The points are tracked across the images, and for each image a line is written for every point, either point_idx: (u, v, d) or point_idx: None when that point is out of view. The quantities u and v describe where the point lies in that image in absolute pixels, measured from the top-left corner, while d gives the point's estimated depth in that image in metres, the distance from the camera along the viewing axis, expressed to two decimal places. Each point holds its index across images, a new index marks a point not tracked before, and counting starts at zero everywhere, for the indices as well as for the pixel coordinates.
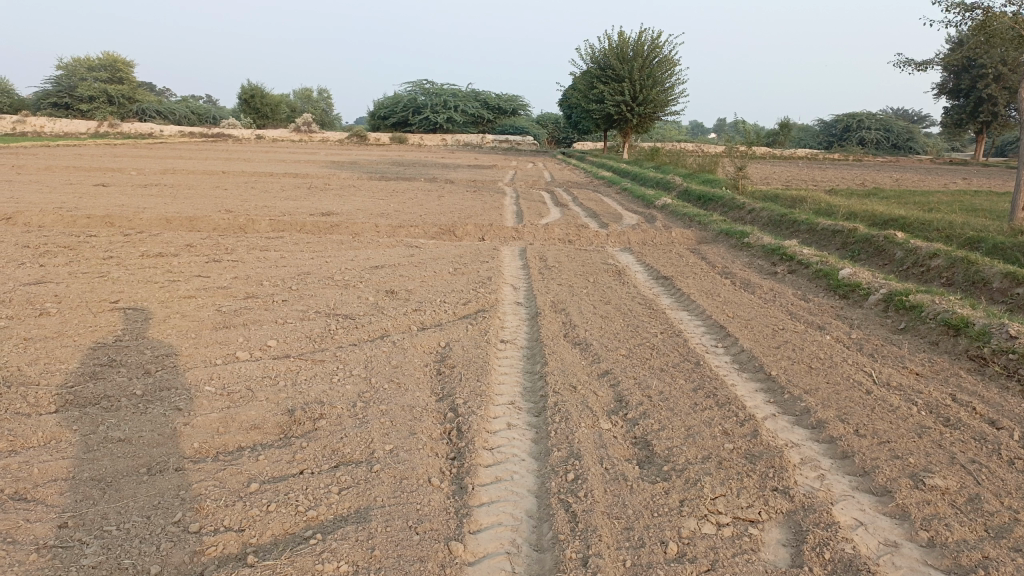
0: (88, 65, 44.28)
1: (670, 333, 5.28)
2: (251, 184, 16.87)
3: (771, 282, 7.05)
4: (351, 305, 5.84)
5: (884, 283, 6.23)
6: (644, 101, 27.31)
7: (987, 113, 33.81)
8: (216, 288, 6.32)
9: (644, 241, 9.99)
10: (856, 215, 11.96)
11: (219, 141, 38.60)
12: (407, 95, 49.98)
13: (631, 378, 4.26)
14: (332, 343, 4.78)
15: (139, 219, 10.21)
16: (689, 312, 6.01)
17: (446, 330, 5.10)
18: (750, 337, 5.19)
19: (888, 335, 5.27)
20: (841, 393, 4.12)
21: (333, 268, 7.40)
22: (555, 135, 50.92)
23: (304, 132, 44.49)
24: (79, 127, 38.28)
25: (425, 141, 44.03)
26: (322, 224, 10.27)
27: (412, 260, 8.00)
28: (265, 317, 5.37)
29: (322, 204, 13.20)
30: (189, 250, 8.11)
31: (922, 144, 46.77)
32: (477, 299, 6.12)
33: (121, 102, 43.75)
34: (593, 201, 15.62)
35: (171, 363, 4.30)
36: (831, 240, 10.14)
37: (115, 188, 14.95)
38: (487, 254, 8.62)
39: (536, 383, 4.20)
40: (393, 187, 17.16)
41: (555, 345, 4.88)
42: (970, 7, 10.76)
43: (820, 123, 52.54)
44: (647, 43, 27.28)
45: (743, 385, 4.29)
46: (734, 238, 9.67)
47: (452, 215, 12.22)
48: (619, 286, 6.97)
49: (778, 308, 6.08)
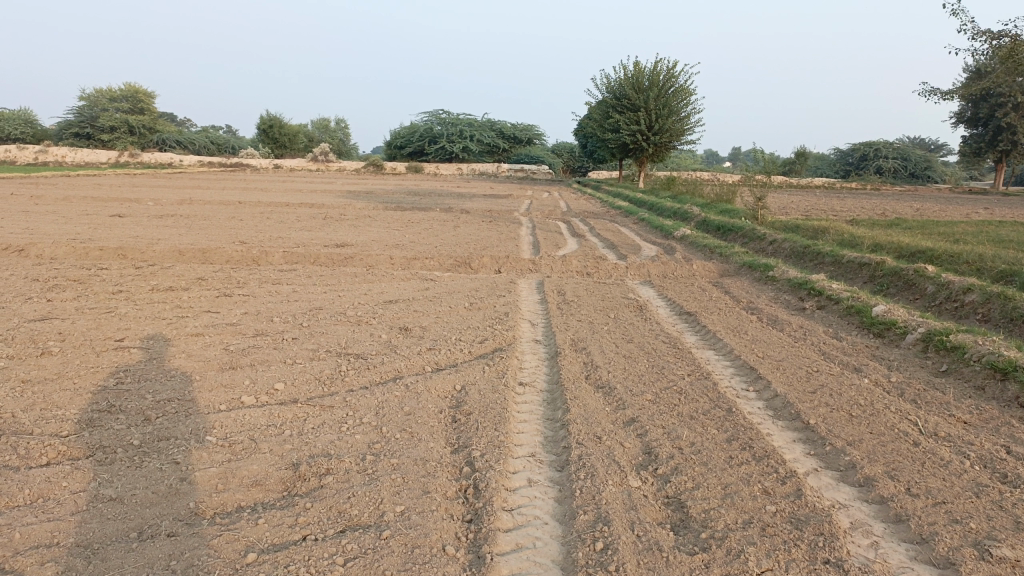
0: (110, 95, 44.92)
1: (697, 375, 5.01)
2: (266, 215, 16.82)
3: (799, 318, 6.77)
4: (363, 343, 5.62)
5: (921, 321, 5.93)
6: (660, 130, 27.19)
7: (1007, 142, 33.43)
8: (225, 324, 6.14)
9: (664, 274, 9.73)
10: (882, 246, 11.65)
11: (237, 171, 38.90)
12: (423, 125, 50.27)
13: (659, 426, 3.99)
14: (343, 387, 4.55)
15: (152, 250, 10.11)
16: (716, 351, 5.73)
17: (462, 372, 4.85)
18: (782, 380, 4.90)
19: (930, 379, 4.97)
20: (887, 445, 3.82)
21: (346, 303, 7.21)
22: (571, 164, 50.97)
23: (321, 162, 44.78)
24: (100, 157, 38.76)
25: (440, 171, 44.15)
26: (336, 256, 10.11)
27: (427, 294, 7.80)
28: (274, 356, 5.16)
29: (337, 235, 13.07)
30: (200, 284, 7.96)
31: (941, 172, 46.32)
32: (493, 337, 5.88)
33: (141, 133, 44.32)
34: (610, 232, 15.41)
35: (172, 410, 4.08)
36: (858, 273, 9.83)
37: (131, 219, 14.93)
38: (503, 287, 8.40)
39: (557, 432, 3.94)
40: (408, 218, 17.03)
41: (577, 389, 4.62)
42: (997, 35, 10.51)
43: (837, 152, 52.27)
44: (663, 73, 27.22)
45: (779, 435, 4.00)
46: (758, 271, 9.40)
47: (468, 246, 12.04)
48: (640, 322, 6.71)
49: (809, 347, 5.79)
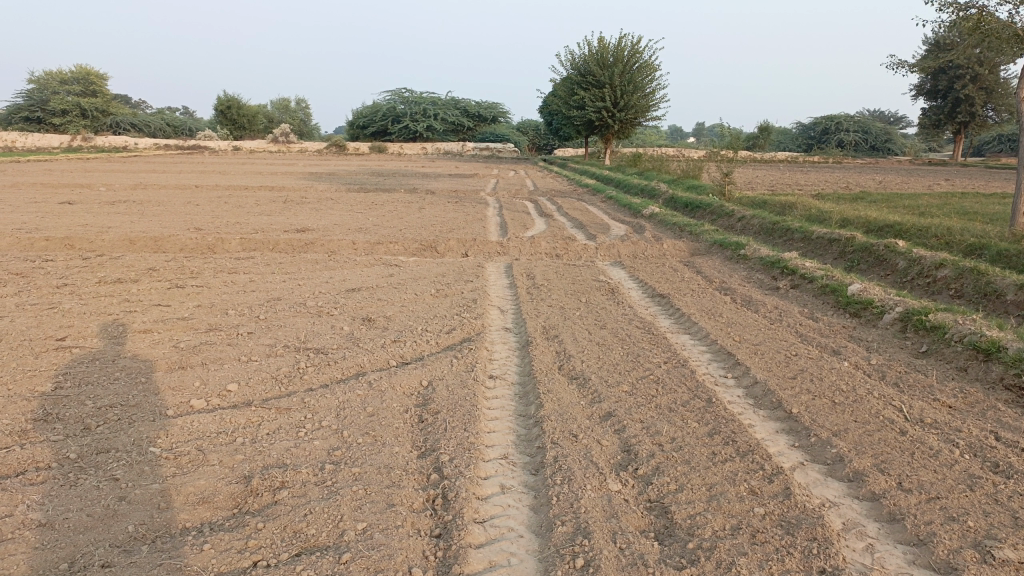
0: (60, 78, 43.18)
1: (675, 363, 4.82)
2: (225, 199, 16.28)
3: (774, 299, 6.63)
4: (323, 336, 5.33)
5: (897, 300, 5.82)
6: (625, 106, 26.97)
7: (965, 113, 33.86)
8: (177, 319, 5.80)
9: (635, 254, 9.54)
10: (850, 221, 11.61)
11: (195, 154, 37.88)
12: (386, 104, 49.43)
13: (637, 421, 3.78)
14: (301, 386, 4.27)
15: (101, 240, 9.64)
16: (692, 337, 5.55)
17: (428, 365, 4.60)
18: (762, 365, 4.73)
19: (912, 361, 4.85)
20: (874, 434, 3.67)
21: (306, 292, 6.90)
22: (536, 142, 50.61)
23: (282, 143, 43.82)
24: (51, 142, 37.48)
25: (404, 150, 43.52)
26: (296, 242, 9.75)
27: (391, 280, 7.51)
28: (228, 353, 4.86)
29: (299, 219, 12.65)
30: (151, 275, 7.57)
31: (900, 145, 46.89)
32: (461, 326, 5.63)
33: (94, 116, 42.90)
34: (577, 211, 15.20)
35: (114, 417, 3.77)
36: (828, 249, 9.75)
37: (81, 207, 14.33)
38: (470, 271, 8.14)
39: (531, 431, 3.71)
40: (372, 200, 16.62)
41: (550, 381, 4.40)
42: (964, 6, 10.43)
43: (799, 126, 52.65)
44: (627, 48, 26.94)
45: (763, 427, 3.82)
46: (729, 250, 9.26)
47: (433, 228, 11.74)
48: (613, 306, 6.50)
49: (786, 329, 5.64)
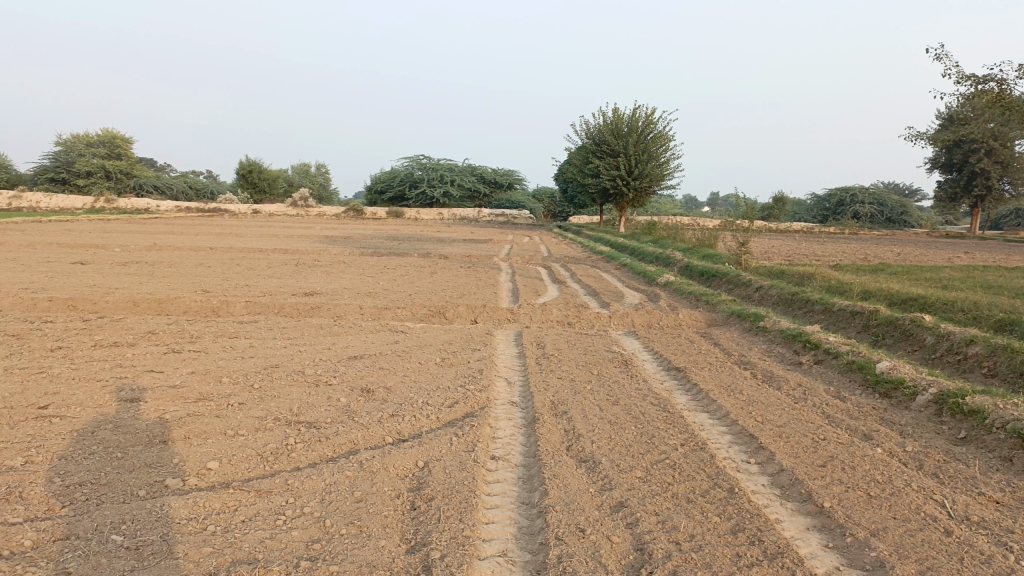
0: (87, 141, 43.90)
1: (692, 445, 4.46)
2: (236, 261, 16.21)
3: (796, 375, 6.28)
4: (318, 408, 5.03)
5: (930, 380, 5.46)
6: (640, 175, 27.06)
7: (981, 187, 33.72)
8: (167, 387, 5.53)
9: (649, 324, 9.23)
10: (872, 293, 11.27)
11: (214, 216, 38.32)
12: (403, 170, 50.10)
13: (652, 513, 3.43)
14: (288, 465, 3.96)
15: (105, 301, 9.47)
16: (710, 415, 5.20)
17: (427, 444, 4.27)
18: (787, 450, 4.37)
19: (950, 448, 4.47)
20: (916, 535, 3.29)
21: (306, 359, 6.62)
22: (552, 210, 50.92)
23: (300, 207, 44.30)
24: (74, 203, 38.07)
25: (420, 216, 43.83)
26: (302, 306, 9.54)
27: (396, 348, 7.24)
28: (215, 426, 4.56)
29: (308, 283, 12.48)
30: (149, 339, 7.35)
31: (917, 217, 46.71)
32: (464, 400, 5.32)
33: (118, 178, 43.66)
34: (591, 278, 14.98)
35: (80, 497, 3.47)
36: (851, 322, 9.40)
37: (92, 267, 14.27)
38: (479, 339, 7.87)
39: (534, 523, 3.37)
40: (384, 264, 16.48)
41: (556, 464, 4.06)
42: (983, 79, 10.30)
43: (814, 197, 52.72)
44: (642, 118, 27.21)
45: (791, 523, 3.46)
46: (747, 321, 8.94)
47: (443, 294, 11.52)
48: (626, 380, 6.17)
49: (811, 409, 5.29)
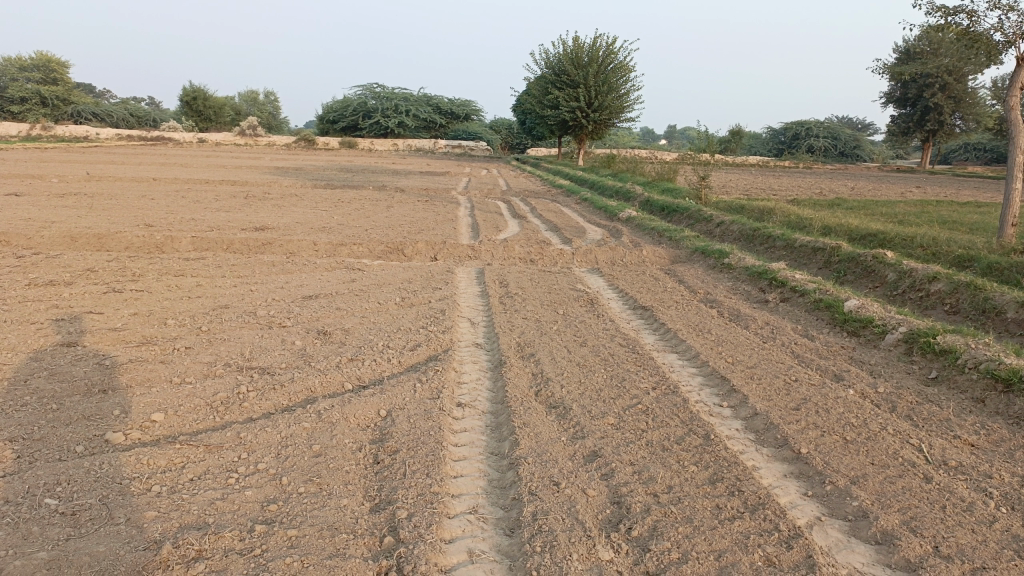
0: (19, 65, 41.52)
1: (664, 389, 4.32)
2: (182, 194, 15.49)
3: (764, 313, 6.20)
4: (270, 352, 4.74)
5: (900, 319, 5.41)
6: (600, 106, 26.57)
7: (933, 122, 33.97)
8: (108, 330, 5.17)
9: (613, 261, 9.06)
10: (832, 229, 11.26)
11: (159, 145, 36.69)
12: (356, 98, 48.49)
13: (627, 463, 3.29)
14: (240, 416, 3.71)
15: (40, 236, 8.90)
16: (679, 356, 5.07)
17: (388, 391, 4.04)
18: (759, 393, 4.26)
19: (922, 389, 4.42)
20: (896, 482, 3.21)
21: (257, 299, 6.29)
22: (510, 142, 50.13)
23: (249, 137, 42.71)
24: (9, 130, 36.03)
25: (375, 147, 42.68)
26: (253, 241, 9.11)
27: (353, 287, 6.95)
28: (159, 373, 4.26)
29: (259, 217, 11.97)
30: (88, 278, 6.91)
31: (869, 151, 47.21)
32: (426, 342, 5.08)
33: (55, 104, 41.23)
34: (552, 212, 14.72)
35: (10, 455, 3.18)
36: (813, 258, 9.37)
37: (27, 200, 13.46)
38: (439, 277, 7.61)
39: (504, 476, 3.20)
40: (338, 197, 15.93)
41: (526, 411, 3.88)
42: (953, 11, 10.09)
43: (769, 131, 52.80)
44: (602, 48, 26.56)
45: (769, 471, 3.35)
46: (711, 258, 8.82)
47: (401, 229, 11.16)
48: (593, 320, 6.00)
49: (781, 349, 5.20)
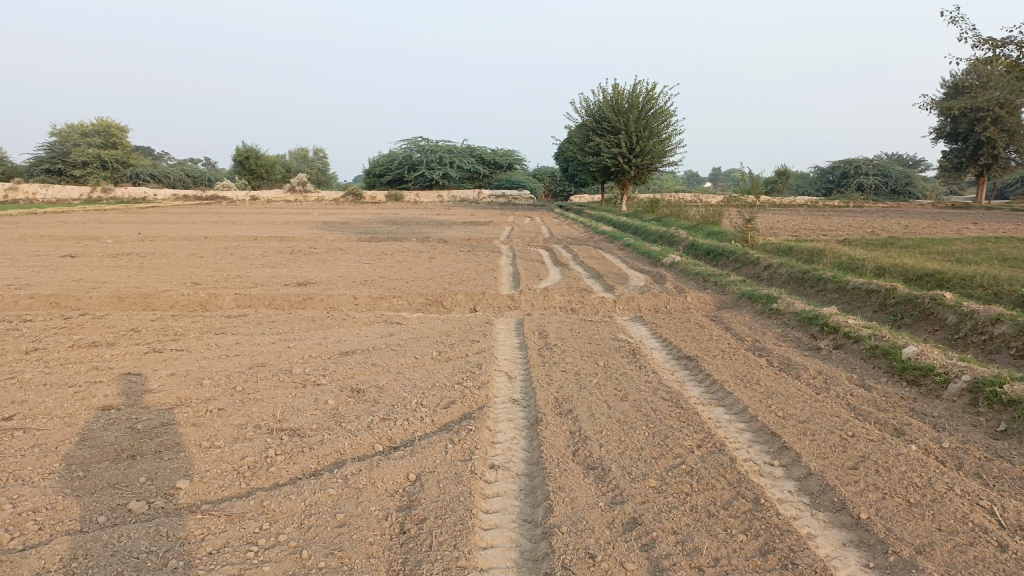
0: (82, 130, 43.69)
1: (709, 447, 4.08)
2: (230, 251, 15.80)
3: (816, 362, 5.90)
4: (302, 412, 4.65)
5: (963, 366, 5.08)
6: (642, 152, 26.54)
7: (987, 156, 33.07)
8: (143, 393, 5.16)
9: (657, 308, 8.84)
10: (885, 269, 10.85)
11: (212, 203, 37.81)
12: (401, 152, 49.47)
13: (669, 532, 3.06)
14: (266, 482, 3.60)
15: (88, 297, 9.09)
16: (726, 410, 4.82)
17: (418, 453, 3.89)
18: (813, 451, 3.99)
19: (991, 443, 4.09)
20: (967, 552, 2.92)
21: (293, 357, 6.25)
22: (553, 189, 50.43)
23: (299, 192, 43.79)
24: (72, 193, 37.61)
25: (420, 198, 43.31)
26: (294, 297, 9.16)
27: (391, 341, 6.87)
28: (189, 437, 4.19)
29: (302, 272, 12.09)
30: (130, 338, 6.99)
31: (922, 188, 46.14)
32: (461, 399, 4.93)
33: (114, 167, 43.00)
34: (594, 259, 14.59)
35: (31, 526, 3.10)
36: (867, 301, 9.00)
37: (81, 260, 13.87)
38: (478, 329, 7.50)
39: (537, 547, 3.01)
40: (381, 250, 16.06)
41: (562, 473, 3.68)
42: (1001, 43, 9.80)
43: (816, 170, 52.08)
44: (643, 94, 26.66)
45: (826, 539, 3.09)
46: (758, 303, 8.53)
47: (441, 280, 11.13)
48: (634, 372, 5.79)
49: (835, 401, 4.91)
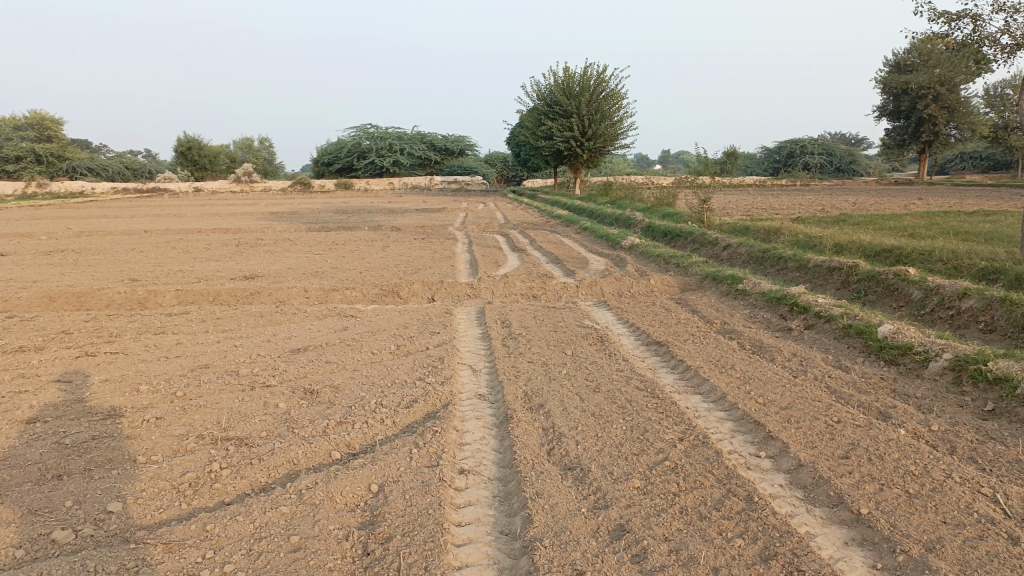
0: (13, 123, 41.21)
1: (692, 440, 3.82)
2: (173, 244, 15.10)
3: (789, 344, 5.72)
4: (250, 418, 4.26)
5: (943, 344, 4.94)
6: (594, 135, 26.33)
7: (929, 133, 33.71)
8: (73, 402, 4.69)
9: (621, 293, 8.60)
10: (844, 246, 10.81)
11: (155, 197, 36.54)
12: (350, 140, 48.45)
13: (661, 540, 2.80)
14: (210, 501, 3.22)
15: (16, 298, 8.46)
16: (703, 398, 4.58)
17: (380, 460, 3.55)
18: (801, 440, 3.77)
19: (981, 424, 3.94)
20: (979, 547, 2.72)
21: (240, 356, 5.83)
22: (506, 175, 50.17)
23: (245, 183, 42.56)
24: (5, 189, 35.89)
25: (371, 186, 42.51)
26: (241, 291, 8.68)
27: (345, 336, 6.48)
28: (122, 453, 3.78)
29: (249, 264, 11.56)
30: (62, 341, 6.48)
31: (865, 165, 47.07)
32: (424, 397, 4.59)
33: (49, 161, 41.12)
34: (552, 244, 14.32)
35: None
36: (829, 279, 8.91)
37: (11, 258, 13.07)
38: (437, 320, 7.16)
39: (517, 564, 2.71)
40: (333, 239, 15.55)
41: (538, 476, 3.38)
42: (954, 17, 9.79)
43: (764, 150, 52.74)
44: (594, 76, 26.41)
45: (828, 539, 2.87)
46: (723, 284, 8.35)
47: (397, 269, 10.73)
48: (604, 360, 5.53)
49: (814, 384, 4.72)
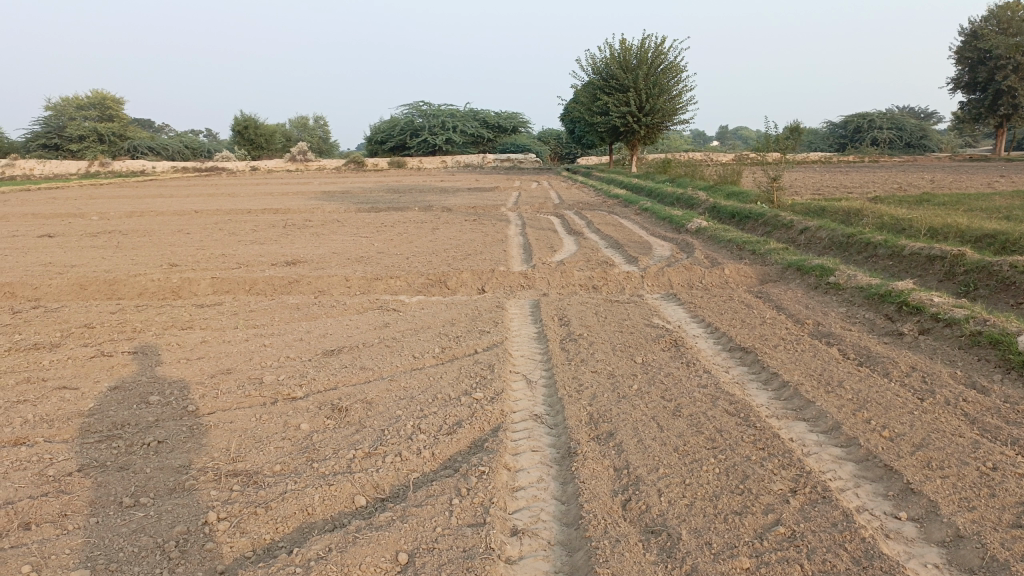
0: (77, 103, 41.89)
1: (808, 493, 2.99)
2: (219, 226, 14.68)
3: (903, 353, 4.80)
4: (263, 446, 3.59)
5: None
6: (652, 110, 25.13)
7: (1008, 106, 31.31)
8: (74, 418, 4.10)
9: (691, 284, 7.73)
10: (941, 229, 9.66)
11: (211, 175, 36.67)
12: (402, 118, 47.96)
13: None
14: (198, 570, 2.56)
15: (45, 286, 8.00)
16: (811, 428, 3.73)
17: (413, 515, 2.83)
18: (954, 497, 2.92)
19: None
20: None
21: (267, 359, 5.19)
22: (559, 152, 49.11)
23: (299, 162, 42.46)
24: (70, 169, 36.53)
25: (424, 165, 41.97)
26: (279, 280, 8.08)
27: (385, 336, 5.79)
28: (109, 492, 3.15)
29: (292, 249, 10.97)
30: (81, 336, 5.96)
31: (938, 140, 44.43)
32: (470, 420, 3.85)
33: (111, 140, 41.54)
34: (610, 226, 13.44)
35: None
36: (929, 269, 7.86)
37: (56, 241, 12.79)
38: (488, 315, 6.42)
39: None
40: (381, 221, 14.94)
41: (614, 545, 2.62)
42: None
43: (828, 126, 50.39)
44: (651, 49, 25.14)
45: None
46: (810, 276, 7.39)
47: (445, 255, 10.03)
48: (682, 371, 4.69)
49: (949, 412, 3.82)
